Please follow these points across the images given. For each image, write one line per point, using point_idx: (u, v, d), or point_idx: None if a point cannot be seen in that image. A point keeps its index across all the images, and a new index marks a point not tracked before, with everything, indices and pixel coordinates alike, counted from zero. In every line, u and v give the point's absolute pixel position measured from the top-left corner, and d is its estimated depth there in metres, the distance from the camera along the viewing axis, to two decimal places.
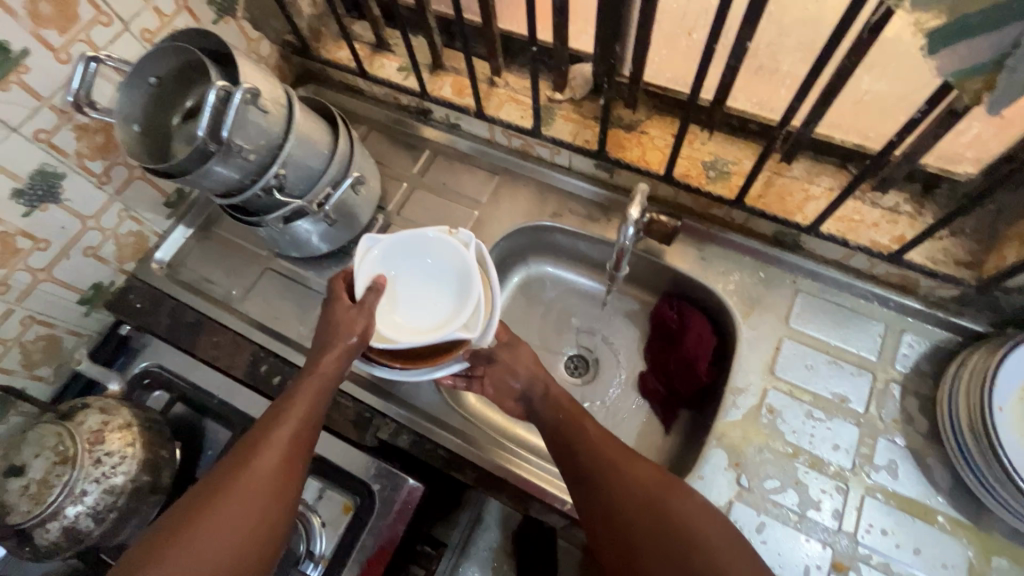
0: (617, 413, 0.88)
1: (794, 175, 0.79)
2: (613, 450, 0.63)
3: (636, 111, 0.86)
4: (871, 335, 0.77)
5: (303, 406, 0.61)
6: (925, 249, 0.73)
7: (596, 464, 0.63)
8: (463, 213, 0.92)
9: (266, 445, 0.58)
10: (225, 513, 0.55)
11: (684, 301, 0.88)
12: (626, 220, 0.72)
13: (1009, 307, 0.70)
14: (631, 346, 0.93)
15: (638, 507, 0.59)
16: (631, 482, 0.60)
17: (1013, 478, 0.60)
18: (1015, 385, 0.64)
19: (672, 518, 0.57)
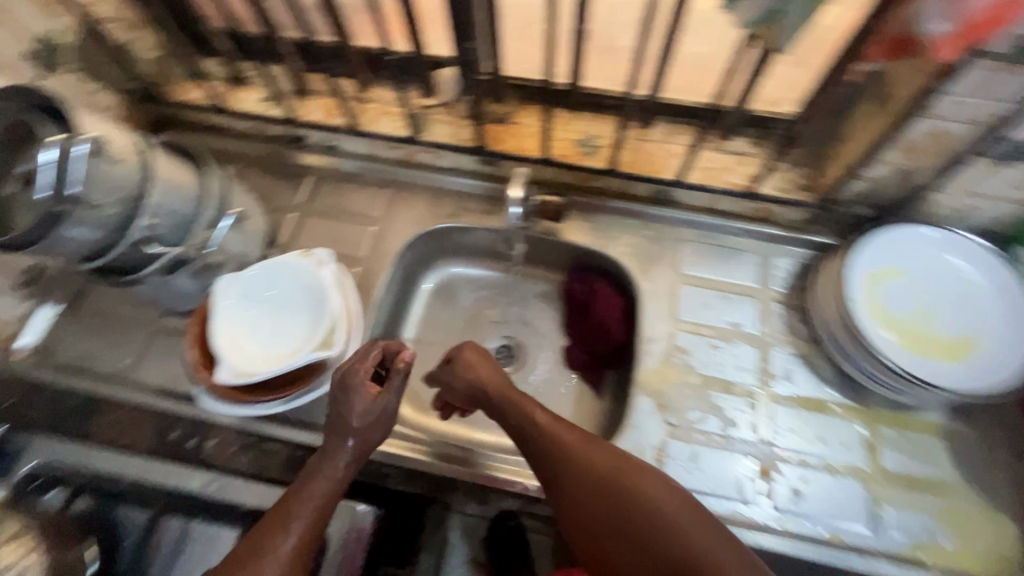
0: (550, 391, 0.91)
1: (655, 139, 0.87)
2: (568, 438, 0.66)
3: (505, 103, 0.90)
4: (749, 266, 0.86)
5: (300, 510, 0.62)
6: (773, 182, 0.84)
7: (550, 455, 0.66)
8: (359, 232, 0.91)
9: (267, 553, 0.58)
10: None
11: (590, 269, 0.93)
12: None
13: (847, 216, 0.82)
14: (550, 325, 0.97)
15: (596, 492, 0.63)
16: (586, 468, 0.64)
17: (876, 356, 0.71)
18: (860, 279, 0.76)
19: (635, 498, 0.60)
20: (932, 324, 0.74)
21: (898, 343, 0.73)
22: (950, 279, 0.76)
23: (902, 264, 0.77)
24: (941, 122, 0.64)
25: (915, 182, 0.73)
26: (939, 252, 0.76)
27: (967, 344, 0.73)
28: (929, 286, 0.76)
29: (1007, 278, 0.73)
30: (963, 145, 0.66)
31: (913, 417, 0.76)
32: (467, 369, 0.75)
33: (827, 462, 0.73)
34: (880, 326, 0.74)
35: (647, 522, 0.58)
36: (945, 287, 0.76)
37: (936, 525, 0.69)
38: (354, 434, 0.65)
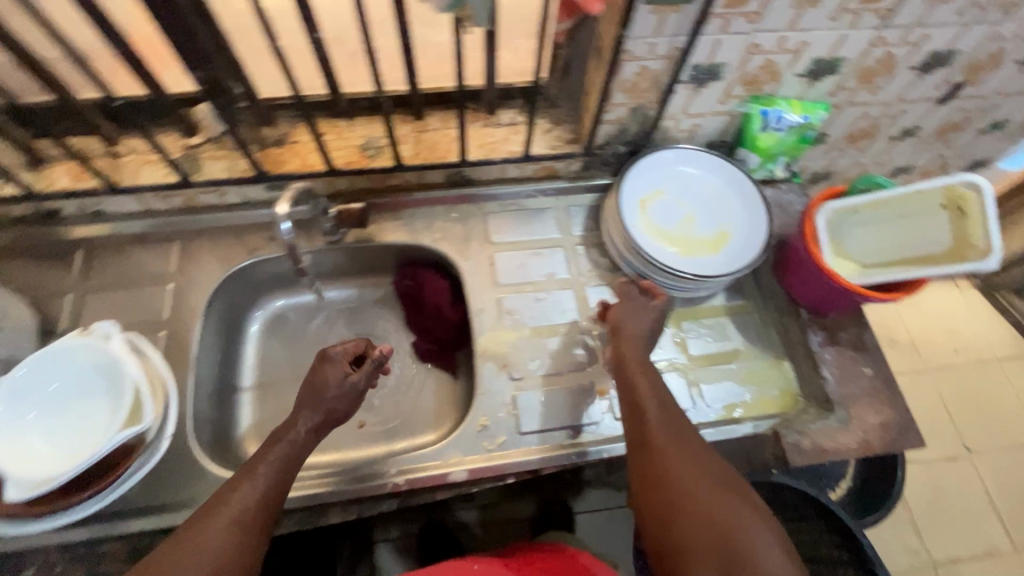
0: (410, 388, 0.93)
1: (434, 126, 0.92)
2: (652, 389, 0.69)
3: (277, 125, 0.89)
4: (549, 220, 0.95)
5: (281, 452, 0.64)
6: (545, 141, 0.93)
7: (631, 404, 0.69)
8: (155, 293, 0.84)
9: (252, 480, 0.61)
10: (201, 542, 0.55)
11: (414, 263, 0.96)
12: (279, 216, 0.71)
13: (611, 156, 0.94)
14: (394, 326, 0.99)
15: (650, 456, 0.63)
16: (643, 423, 0.66)
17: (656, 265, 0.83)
18: (634, 205, 0.89)
19: (683, 464, 0.61)
20: (696, 227, 0.89)
21: (675, 252, 0.87)
22: (700, 185, 0.91)
23: (662, 185, 0.90)
24: (642, 62, 0.76)
25: (647, 115, 0.86)
26: (687, 167, 0.91)
27: (722, 235, 0.89)
28: (687, 195, 0.91)
29: (735, 175, 0.90)
30: (665, 77, 0.79)
31: (704, 306, 0.90)
32: (634, 312, 0.78)
33: (650, 365, 0.85)
34: (659, 243, 0.87)
35: (687, 487, 0.59)
36: (699, 193, 0.91)
37: (739, 385, 0.83)
38: (321, 405, 0.68)
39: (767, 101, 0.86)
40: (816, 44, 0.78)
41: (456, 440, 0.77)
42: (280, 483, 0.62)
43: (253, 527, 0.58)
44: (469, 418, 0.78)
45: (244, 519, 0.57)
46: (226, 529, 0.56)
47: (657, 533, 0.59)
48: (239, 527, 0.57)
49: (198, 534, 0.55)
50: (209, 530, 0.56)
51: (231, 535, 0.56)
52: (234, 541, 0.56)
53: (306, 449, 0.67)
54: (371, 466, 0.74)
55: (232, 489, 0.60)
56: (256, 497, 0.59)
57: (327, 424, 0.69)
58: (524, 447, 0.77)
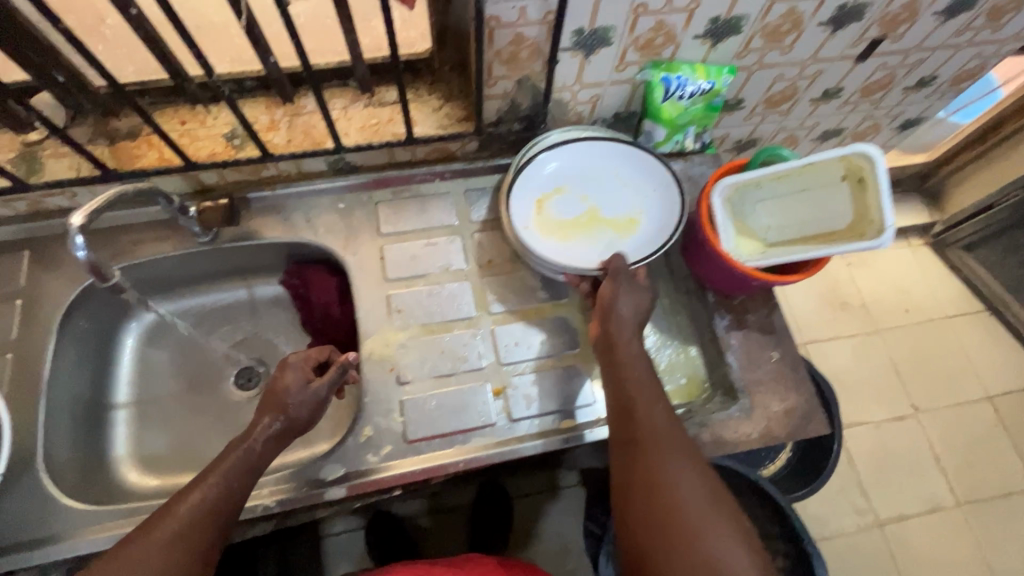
0: None
1: (309, 109, 0.83)
2: (648, 390, 0.65)
3: (128, 116, 0.80)
4: (446, 206, 0.88)
5: (232, 472, 0.58)
6: (434, 120, 0.85)
7: (626, 404, 0.64)
8: (2, 311, 0.76)
9: (197, 501, 0.55)
10: (147, 552, 0.51)
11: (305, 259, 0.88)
12: (71, 232, 0.60)
13: (508, 133, 0.87)
14: (290, 328, 0.92)
15: (645, 463, 0.60)
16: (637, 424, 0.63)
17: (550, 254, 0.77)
18: (526, 203, 0.82)
19: (676, 478, 0.59)
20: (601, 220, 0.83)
21: (577, 250, 0.82)
22: (601, 172, 0.84)
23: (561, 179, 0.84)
24: (515, 29, 0.68)
25: (537, 87, 0.79)
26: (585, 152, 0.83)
27: (631, 221, 0.82)
28: (589, 187, 0.84)
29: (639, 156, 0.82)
30: (547, 45, 0.71)
31: None
32: (628, 297, 0.71)
33: (549, 359, 0.80)
34: (561, 242, 0.82)
35: (676, 503, 0.58)
36: (601, 182, 0.84)
37: None
38: (284, 416, 0.63)
39: (668, 67, 0.79)
40: (711, 1, 0.70)
41: (335, 454, 0.72)
42: (241, 486, 0.58)
43: (206, 537, 0.54)
44: (352, 429, 0.73)
45: (196, 527, 0.54)
46: (177, 539, 0.52)
47: (638, 539, 0.59)
48: (193, 535, 0.53)
49: (148, 542, 0.52)
50: (159, 535, 0.52)
51: (182, 546, 0.52)
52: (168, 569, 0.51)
53: (258, 473, 0.61)
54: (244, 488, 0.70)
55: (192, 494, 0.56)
56: (211, 506, 0.55)
57: (294, 429, 0.64)
58: (411, 456, 0.72)
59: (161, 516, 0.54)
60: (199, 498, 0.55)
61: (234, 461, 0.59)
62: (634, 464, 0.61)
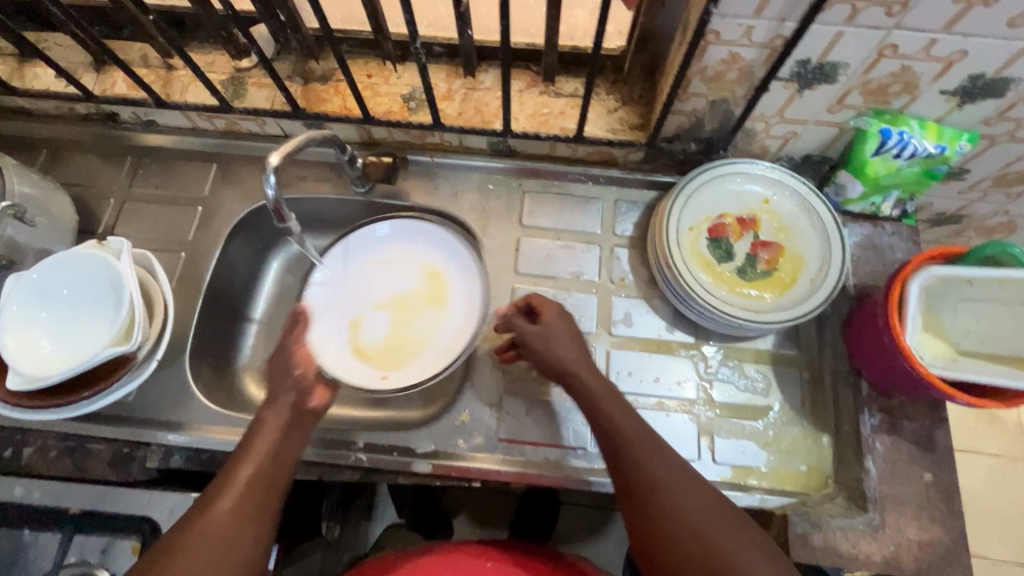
0: None
1: (486, 86, 0.82)
2: (636, 424, 0.59)
3: (324, 60, 0.84)
4: (592, 212, 0.85)
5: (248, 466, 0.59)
6: (605, 122, 0.81)
7: (627, 454, 0.57)
8: (186, 213, 0.85)
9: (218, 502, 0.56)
10: (206, 531, 0.54)
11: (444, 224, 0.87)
12: (270, 168, 0.64)
13: (679, 153, 0.80)
14: None
15: (665, 513, 0.53)
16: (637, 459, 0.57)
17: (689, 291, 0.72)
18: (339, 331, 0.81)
19: (699, 516, 0.53)
20: (409, 312, 0.83)
21: (405, 347, 0.81)
22: (373, 282, 0.85)
23: (333, 295, 0.84)
24: (733, 47, 0.61)
25: (730, 113, 0.72)
26: (360, 266, 0.85)
27: (439, 285, 0.84)
28: (355, 304, 0.84)
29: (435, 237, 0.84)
30: (760, 70, 0.64)
31: (745, 347, 0.77)
32: (553, 346, 0.66)
33: (659, 400, 0.75)
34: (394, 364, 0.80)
35: (716, 552, 0.51)
36: (385, 284, 0.85)
37: (759, 450, 0.72)
38: (303, 366, 0.67)
39: (893, 119, 0.68)
40: (978, 57, 0.59)
41: (430, 430, 0.73)
42: (283, 450, 0.62)
43: (256, 510, 0.57)
44: (450, 410, 0.74)
45: (245, 498, 0.57)
46: (236, 514, 0.56)
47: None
48: (245, 509, 0.57)
49: (205, 522, 0.55)
50: (215, 513, 0.55)
51: (240, 520, 0.56)
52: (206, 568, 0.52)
53: (277, 469, 0.61)
54: (340, 433, 0.74)
55: (242, 464, 0.59)
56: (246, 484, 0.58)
57: (304, 407, 0.65)
58: (500, 454, 0.72)
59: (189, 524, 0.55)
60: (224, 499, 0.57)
61: (271, 434, 0.62)
62: (649, 517, 0.54)
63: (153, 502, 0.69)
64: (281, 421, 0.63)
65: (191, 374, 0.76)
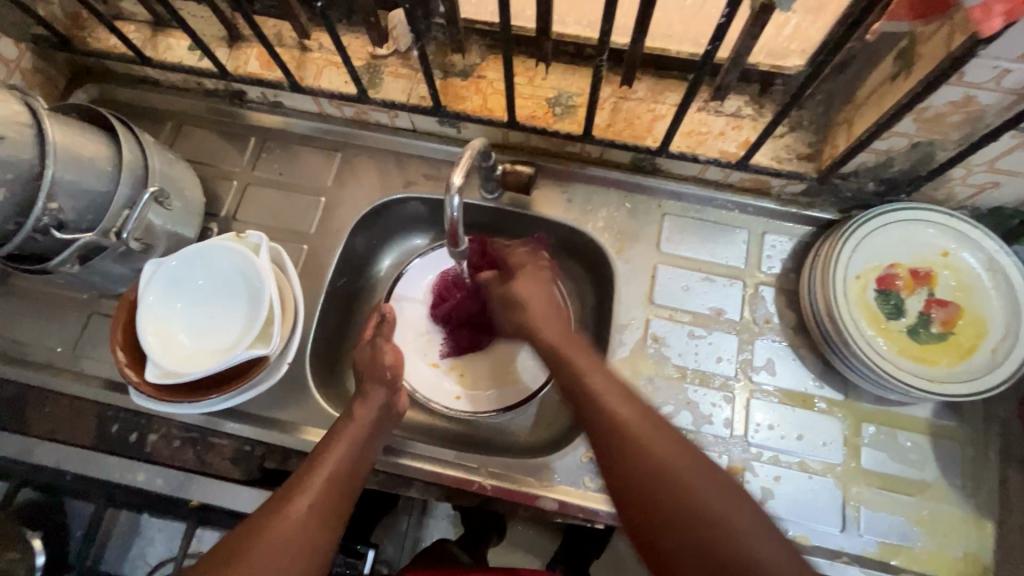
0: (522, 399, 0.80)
1: (639, 96, 0.76)
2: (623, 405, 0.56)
3: (468, 54, 0.78)
4: (738, 243, 0.78)
5: (339, 453, 0.59)
6: (770, 149, 0.73)
7: (608, 423, 0.55)
8: (308, 203, 0.82)
9: (312, 479, 0.56)
10: (282, 533, 0.51)
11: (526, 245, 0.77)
12: (450, 189, 0.58)
13: (850, 190, 0.73)
14: None
15: (659, 480, 0.51)
16: (647, 459, 0.52)
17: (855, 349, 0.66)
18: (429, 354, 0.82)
19: (666, 461, 0.52)
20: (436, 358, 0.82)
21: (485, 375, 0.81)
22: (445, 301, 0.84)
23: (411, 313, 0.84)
24: (972, 89, 0.53)
25: (931, 156, 0.64)
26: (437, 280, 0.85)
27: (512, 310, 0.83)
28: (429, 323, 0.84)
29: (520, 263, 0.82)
30: (995, 117, 0.56)
31: (901, 413, 0.70)
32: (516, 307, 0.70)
33: (803, 461, 0.69)
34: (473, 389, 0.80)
35: (707, 517, 0.49)
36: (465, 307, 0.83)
37: (911, 527, 0.66)
38: (395, 369, 0.68)
39: None
40: None
41: (556, 462, 0.69)
42: (371, 445, 0.62)
43: (337, 508, 0.56)
44: (576, 445, 0.70)
45: (324, 495, 0.55)
46: (311, 516, 0.53)
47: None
48: (321, 511, 0.54)
49: (281, 521, 0.52)
50: (292, 511, 0.53)
51: (314, 522, 0.53)
52: (304, 541, 0.52)
53: (366, 456, 0.61)
54: (462, 455, 0.70)
55: (319, 462, 0.58)
56: (344, 473, 0.58)
57: (392, 408, 0.66)
58: None
59: (282, 502, 0.54)
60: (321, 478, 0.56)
61: (356, 434, 0.61)
62: (602, 442, 0.55)
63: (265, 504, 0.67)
64: (367, 423, 0.62)
65: (311, 375, 0.74)
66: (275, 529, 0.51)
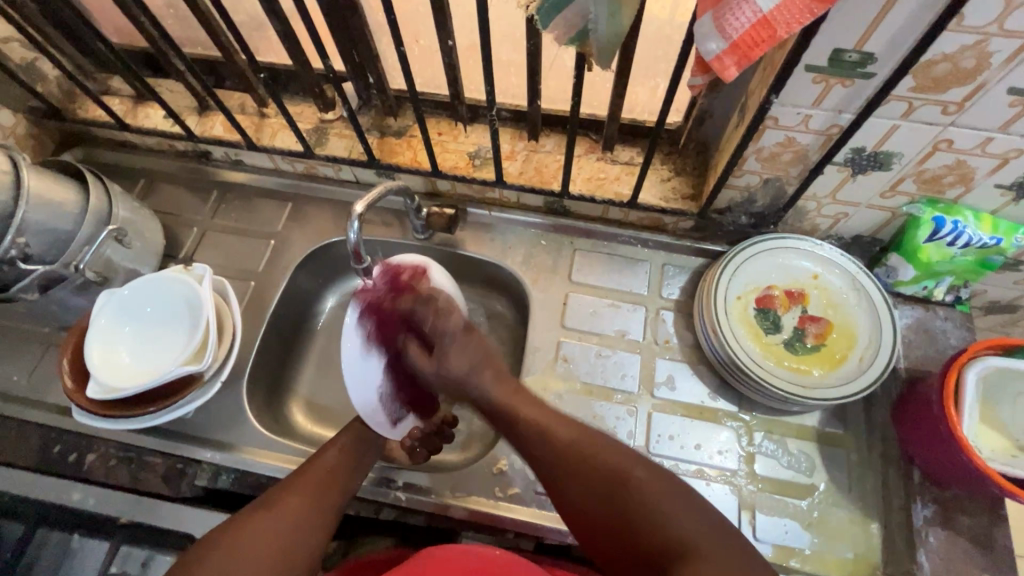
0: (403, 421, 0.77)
1: (547, 149, 0.88)
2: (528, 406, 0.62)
3: (401, 117, 0.92)
4: (641, 273, 0.87)
5: (324, 464, 0.65)
6: (659, 191, 0.84)
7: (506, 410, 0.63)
8: (259, 245, 0.91)
9: (298, 484, 0.62)
10: (271, 522, 0.56)
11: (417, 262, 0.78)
12: (351, 216, 0.65)
13: (730, 225, 0.83)
14: None
15: (555, 452, 0.57)
16: (553, 440, 0.58)
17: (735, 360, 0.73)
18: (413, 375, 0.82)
19: (589, 443, 0.57)
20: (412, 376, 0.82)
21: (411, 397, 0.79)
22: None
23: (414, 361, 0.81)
24: (790, 132, 0.65)
25: (783, 190, 0.75)
26: None
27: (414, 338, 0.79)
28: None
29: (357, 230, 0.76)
30: (817, 154, 0.67)
31: (790, 422, 0.76)
32: (466, 353, 0.67)
33: (700, 468, 0.74)
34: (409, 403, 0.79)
35: (618, 476, 0.53)
36: None
37: (802, 530, 0.70)
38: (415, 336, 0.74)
39: (947, 208, 0.69)
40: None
41: (467, 474, 0.73)
42: (355, 467, 0.67)
43: (319, 507, 0.61)
44: (489, 456, 0.74)
45: (310, 496, 0.61)
46: (299, 509, 0.59)
47: (584, 529, 0.56)
48: (304, 510, 0.59)
49: (270, 514, 0.57)
50: (282, 505, 0.59)
51: (293, 519, 0.58)
52: (285, 528, 0.57)
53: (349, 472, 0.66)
54: (382, 470, 0.74)
55: (310, 468, 0.64)
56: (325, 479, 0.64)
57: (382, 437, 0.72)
58: (534, 508, 0.71)
59: (274, 500, 0.59)
60: (307, 482, 0.62)
61: (339, 453, 0.67)
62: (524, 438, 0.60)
63: (189, 520, 0.72)
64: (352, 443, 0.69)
65: (246, 397, 0.80)
66: (262, 517, 0.57)
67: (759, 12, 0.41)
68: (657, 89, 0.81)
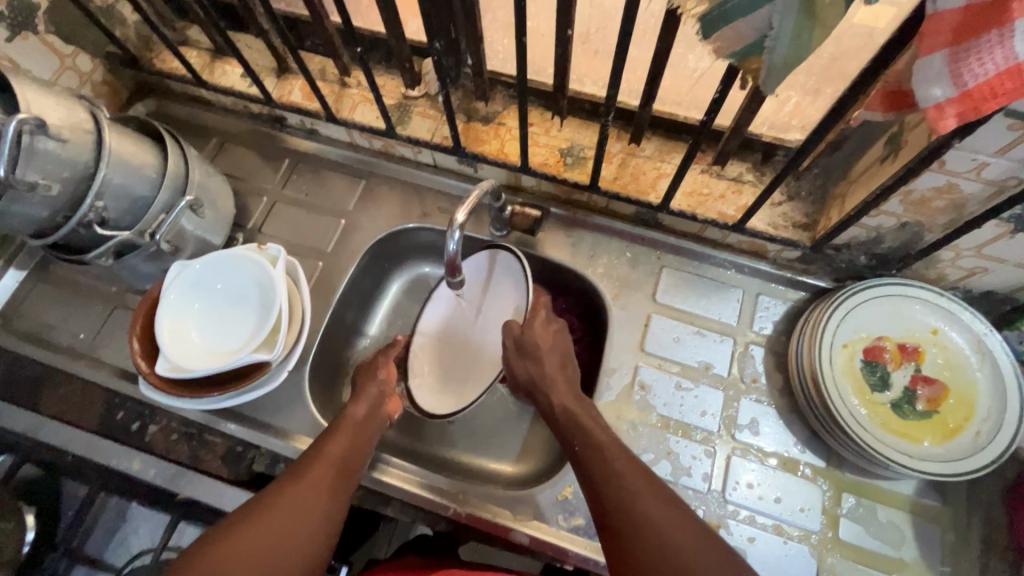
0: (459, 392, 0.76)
1: (646, 154, 0.81)
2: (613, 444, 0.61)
3: (491, 102, 0.85)
4: (732, 301, 0.80)
5: (341, 440, 0.64)
6: (767, 216, 0.76)
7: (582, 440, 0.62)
8: (329, 224, 0.87)
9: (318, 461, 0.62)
10: (294, 502, 0.57)
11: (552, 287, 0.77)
12: (453, 224, 0.65)
13: (843, 262, 0.75)
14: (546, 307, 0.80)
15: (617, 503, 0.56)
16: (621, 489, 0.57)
17: (836, 415, 0.67)
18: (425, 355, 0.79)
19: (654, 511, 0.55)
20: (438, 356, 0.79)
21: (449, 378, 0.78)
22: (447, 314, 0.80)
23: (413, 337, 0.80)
24: (953, 177, 0.56)
25: (921, 236, 0.67)
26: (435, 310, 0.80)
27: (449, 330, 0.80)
28: (435, 341, 0.80)
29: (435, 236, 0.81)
30: (978, 205, 0.58)
31: (881, 486, 0.70)
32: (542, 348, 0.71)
33: (779, 524, 0.69)
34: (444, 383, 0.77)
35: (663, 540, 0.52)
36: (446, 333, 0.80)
37: None
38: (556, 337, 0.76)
39: None
40: None
41: (531, 498, 0.70)
42: (361, 443, 0.66)
43: (336, 485, 0.61)
44: (552, 481, 0.71)
45: (330, 474, 0.61)
46: (317, 490, 0.59)
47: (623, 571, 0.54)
48: (324, 490, 0.60)
49: (292, 492, 0.58)
50: (299, 484, 0.59)
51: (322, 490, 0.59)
52: (307, 508, 0.58)
53: (362, 447, 0.66)
54: (444, 480, 0.72)
55: (321, 450, 0.63)
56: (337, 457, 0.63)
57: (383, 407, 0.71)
58: (598, 543, 0.68)
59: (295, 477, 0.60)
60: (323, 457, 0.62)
61: (350, 428, 0.66)
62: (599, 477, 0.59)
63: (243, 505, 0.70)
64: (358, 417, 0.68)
65: (308, 385, 0.77)
66: (285, 499, 0.58)
67: (1013, 59, 0.37)
68: (788, 105, 0.72)
